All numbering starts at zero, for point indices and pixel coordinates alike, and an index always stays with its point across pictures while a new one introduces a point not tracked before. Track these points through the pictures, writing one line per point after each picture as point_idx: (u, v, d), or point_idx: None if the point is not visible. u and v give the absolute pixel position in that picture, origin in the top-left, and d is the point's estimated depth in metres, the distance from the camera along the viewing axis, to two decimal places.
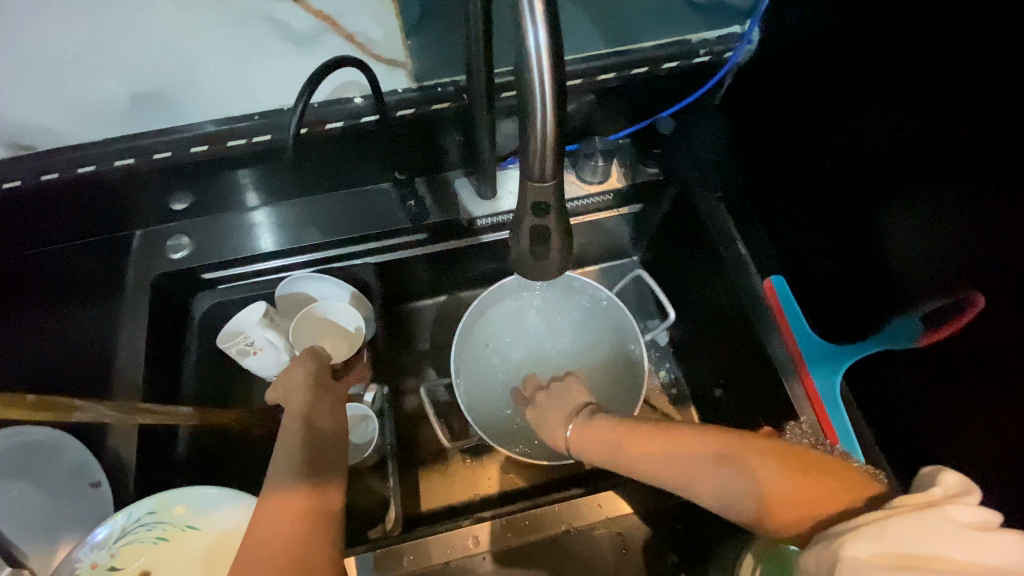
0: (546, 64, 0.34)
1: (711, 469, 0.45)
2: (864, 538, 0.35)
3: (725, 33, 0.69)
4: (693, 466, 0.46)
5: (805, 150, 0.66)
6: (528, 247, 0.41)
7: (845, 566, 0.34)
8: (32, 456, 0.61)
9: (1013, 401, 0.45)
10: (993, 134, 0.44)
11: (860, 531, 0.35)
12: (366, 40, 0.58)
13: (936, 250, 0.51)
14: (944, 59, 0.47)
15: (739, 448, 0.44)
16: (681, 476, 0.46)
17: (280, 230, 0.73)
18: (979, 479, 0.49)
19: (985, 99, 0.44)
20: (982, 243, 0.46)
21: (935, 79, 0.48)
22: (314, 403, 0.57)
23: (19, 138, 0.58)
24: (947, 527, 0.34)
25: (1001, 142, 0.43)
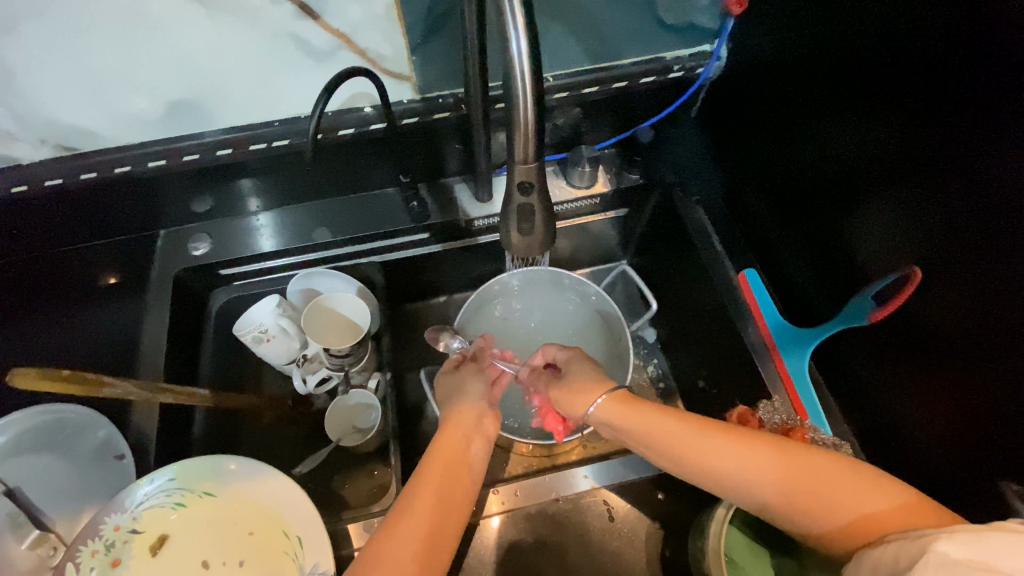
0: (525, 63, 0.40)
1: (810, 476, 0.46)
2: (955, 541, 0.37)
3: (697, 51, 0.76)
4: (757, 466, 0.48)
5: (771, 153, 0.72)
6: (516, 224, 0.48)
7: (932, 557, 0.37)
8: (58, 432, 0.65)
9: (967, 365, 0.50)
10: (930, 129, 0.51)
11: (955, 533, 0.37)
12: (377, 57, 0.65)
13: (889, 234, 0.57)
14: (882, 67, 0.54)
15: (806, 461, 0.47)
16: (770, 478, 0.47)
17: (292, 229, 0.79)
18: (943, 442, 0.54)
19: (919, 99, 0.51)
20: (933, 224, 0.52)
21: (877, 86, 0.56)
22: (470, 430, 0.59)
23: (63, 139, 0.64)
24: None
25: (940, 132, 0.50)
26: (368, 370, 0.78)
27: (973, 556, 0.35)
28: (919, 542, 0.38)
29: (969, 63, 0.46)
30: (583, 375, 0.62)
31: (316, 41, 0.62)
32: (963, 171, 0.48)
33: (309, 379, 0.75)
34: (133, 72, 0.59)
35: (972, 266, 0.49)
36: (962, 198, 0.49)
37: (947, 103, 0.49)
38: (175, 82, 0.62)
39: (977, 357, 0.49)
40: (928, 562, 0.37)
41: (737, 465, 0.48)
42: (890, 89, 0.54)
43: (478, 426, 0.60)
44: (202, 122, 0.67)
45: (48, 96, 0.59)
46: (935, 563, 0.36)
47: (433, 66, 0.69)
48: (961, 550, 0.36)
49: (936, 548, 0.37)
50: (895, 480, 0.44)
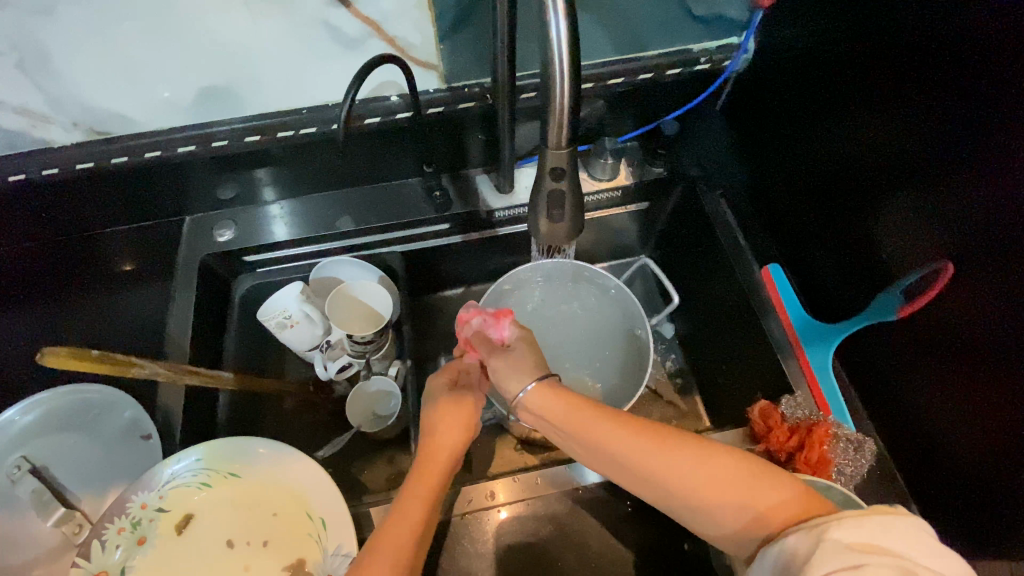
0: (565, 48, 0.40)
1: (712, 467, 0.46)
2: (844, 527, 0.39)
3: (725, 43, 0.76)
4: (681, 464, 0.47)
5: (796, 148, 0.72)
6: (546, 212, 0.48)
7: (829, 545, 0.38)
8: (87, 411, 0.66)
9: (994, 364, 0.50)
10: (963, 124, 0.50)
11: (840, 520, 0.40)
12: (406, 45, 0.65)
13: (912, 231, 0.57)
14: (910, 59, 0.54)
15: (723, 459, 0.47)
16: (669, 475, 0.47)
17: (316, 218, 0.80)
18: (966, 442, 0.54)
19: (952, 91, 0.50)
20: (964, 222, 0.51)
21: (906, 79, 0.55)
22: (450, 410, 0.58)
23: (97, 123, 0.65)
24: (914, 537, 0.38)
25: (973, 128, 0.49)
26: (388, 358, 0.79)
27: (863, 541, 0.38)
28: (814, 532, 0.40)
29: (1003, 53, 0.45)
30: (520, 353, 0.57)
31: (346, 28, 0.62)
32: (994, 167, 0.48)
33: (330, 365, 0.76)
34: (168, 58, 0.60)
35: (1003, 264, 0.48)
36: (990, 192, 0.48)
37: (984, 94, 0.47)
38: (205, 67, 0.62)
39: (1008, 356, 0.48)
40: (823, 551, 0.38)
41: (635, 456, 0.48)
42: (920, 81, 0.53)
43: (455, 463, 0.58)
44: (231, 107, 0.67)
45: (81, 79, 0.60)
46: (832, 550, 0.38)
47: (459, 55, 0.68)
48: (850, 535, 0.39)
49: (830, 536, 0.39)
50: (780, 477, 0.45)
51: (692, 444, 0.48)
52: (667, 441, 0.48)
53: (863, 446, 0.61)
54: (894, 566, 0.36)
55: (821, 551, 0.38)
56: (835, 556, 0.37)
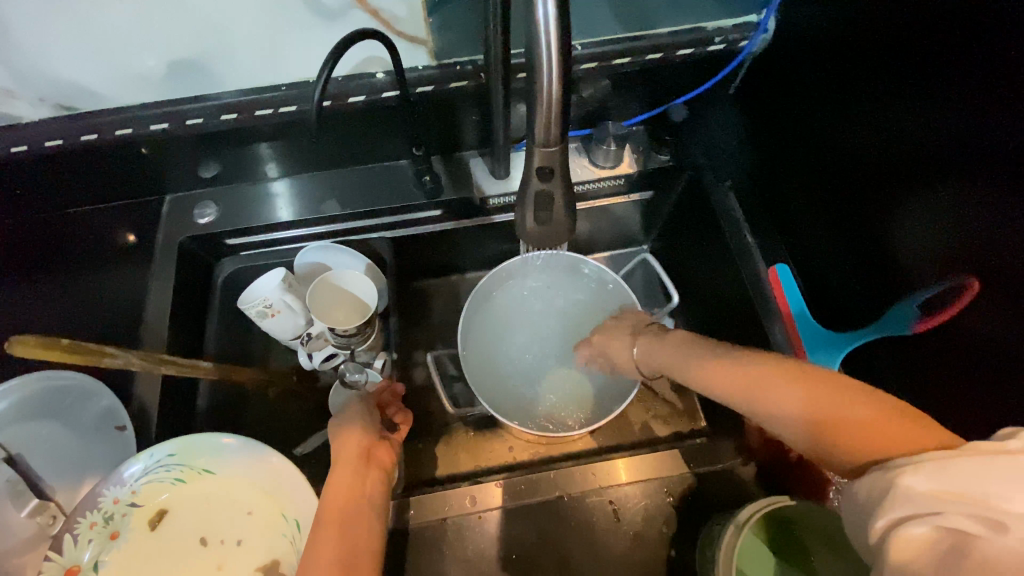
0: (552, 32, 0.35)
1: (796, 389, 0.42)
2: (922, 473, 0.34)
3: (742, 22, 0.69)
4: (762, 386, 0.44)
5: (813, 138, 0.66)
6: (533, 214, 0.44)
7: (899, 491, 0.35)
8: (62, 399, 0.64)
9: (1011, 393, 0.46)
10: (1001, 127, 0.44)
11: (920, 464, 0.35)
12: (390, 17, 0.60)
13: (933, 239, 0.52)
14: (947, 48, 0.48)
15: (820, 382, 0.41)
16: (763, 397, 0.44)
17: (301, 200, 0.76)
18: None
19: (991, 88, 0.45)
20: (992, 234, 0.46)
21: (939, 70, 0.49)
22: (341, 421, 0.59)
23: (64, 99, 0.61)
24: (1016, 477, 0.32)
25: (1010, 132, 0.44)
26: (375, 349, 0.77)
27: (941, 489, 0.33)
28: (888, 474, 0.36)
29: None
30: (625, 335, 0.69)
31: None
32: None
33: (314, 354, 0.75)
34: (132, 28, 0.55)
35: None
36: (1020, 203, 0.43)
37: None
38: (171, 37, 0.57)
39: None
40: (896, 497, 0.35)
41: (713, 381, 0.49)
42: (957, 73, 0.47)
43: (369, 459, 0.56)
44: (205, 83, 0.63)
45: (40, 51, 0.56)
46: (904, 497, 0.34)
47: (450, 30, 0.63)
48: (930, 483, 0.34)
49: (904, 480, 0.35)
50: (893, 399, 0.38)
51: (785, 367, 0.44)
52: (745, 366, 0.46)
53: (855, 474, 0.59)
54: (981, 517, 0.32)
55: (896, 500, 0.35)
56: (908, 507, 0.34)
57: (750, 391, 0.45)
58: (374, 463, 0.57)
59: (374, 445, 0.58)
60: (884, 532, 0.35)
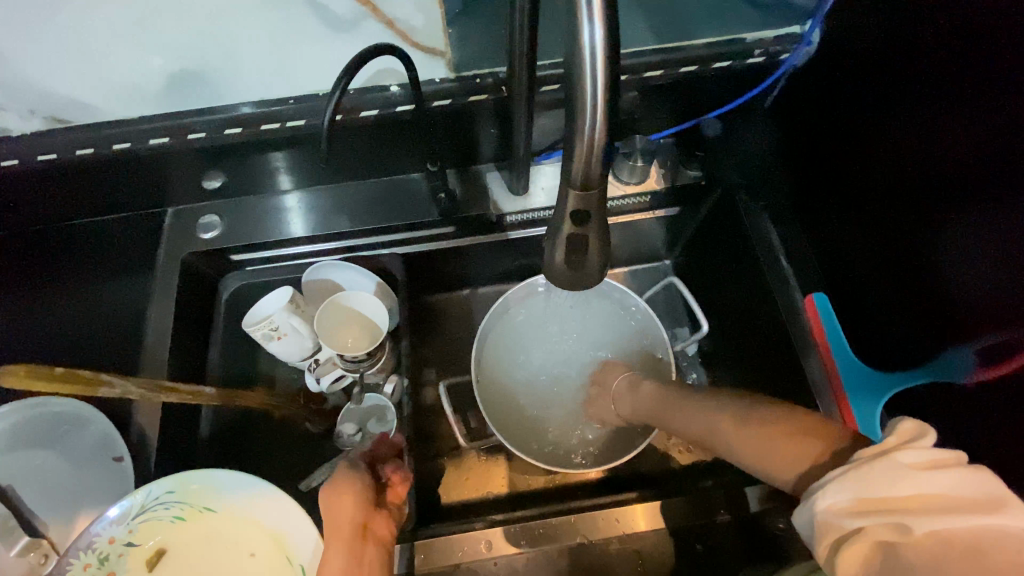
0: (598, 65, 0.31)
1: (730, 426, 0.51)
2: (830, 489, 0.38)
3: (784, 33, 0.64)
4: (709, 427, 0.54)
5: (856, 159, 0.62)
6: (563, 258, 0.39)
7: (822, 517, 0.37)
8: (56, 427, 0.61)
9: None
10: None
11: (830, 482, 0.38)
12: (406, 28, 0.55)
13: (1006, 280, 0.47)
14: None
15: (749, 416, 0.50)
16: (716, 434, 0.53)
17: (309, 215, 0.72)
18: None
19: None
20: None
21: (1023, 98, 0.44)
22: (331, 491, 0.52)
23: (57, 111, 0.58)
24: (895, 470, 0.36)
25: None
26: (385, 372, 0.73)
27: (851, 501, 0.37)
28: (806, 500, 0.39)
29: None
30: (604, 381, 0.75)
31: (335, 8, 0.52)
32: None
33: (323, 378, 0.71)
34: (129, 39, 0.51)
35: None
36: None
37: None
38: (173, 48, 0.53)
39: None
40: (822, 523, 0.37)
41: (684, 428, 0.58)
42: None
43: (365, 535, 0.50)
44: (208, 96, 0.59)
45: (30, 62, 0.52)
46: (827, 518, 0.37)
47: (470, 42, 0.59)
48: (841, 495, 0.37)
49: (817, 504, 0.38)
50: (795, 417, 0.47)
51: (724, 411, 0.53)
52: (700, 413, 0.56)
53: None
54: (894, 524, 0.35)
55: (825, 527, 0.37)
56: (837, 527, 0.36)
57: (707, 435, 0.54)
58: (371, 539, 0.50)
59: (371, 517, 0.51)
60: (828, 559, 0.37)
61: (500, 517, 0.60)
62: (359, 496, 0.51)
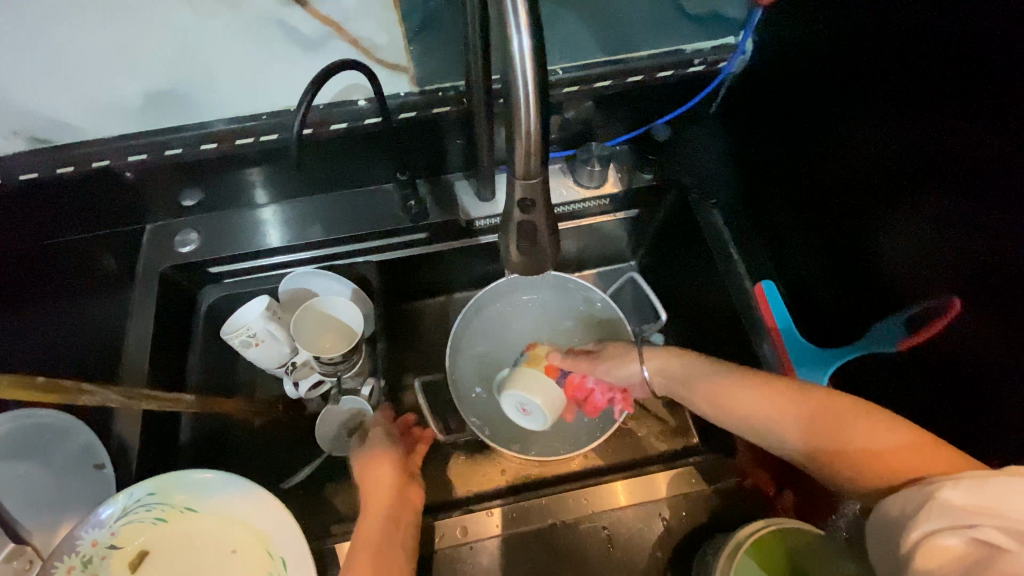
0: (529, 69, 0.35)
1: (821, 414, 0.48)
2: (959, 487, 0.37)
3: (721, 43, 0.70)
4: (785, 412, 0.50)
5: (796, 154, 0.67)
6: (515, 244, 0.43)
7: (935, 504, 0.38)
8: (39, 437, 0.63)
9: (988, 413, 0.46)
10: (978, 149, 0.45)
11: (958, 480, 0.37)
12: (371, 46, 0.60)
13: (919, 258, 0.52)
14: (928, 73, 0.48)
15: (849, 411, 0.47)
16: (790, 421, 0.50)
17: (284, 226, 0.75)
18: None
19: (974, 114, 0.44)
20: (973, 250, 0.46)
21: (922, 94, 0.49)
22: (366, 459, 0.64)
23: (37, 131, 0.60)
24: None
25: (988, 153, 0.44)
26: (363, 375, 0.76)
27: (978, 503, 0.36)
28: (924, 489, 0.39)
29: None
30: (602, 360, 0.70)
31: (303, 28, 0.56)
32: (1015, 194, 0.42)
33: (301, 383, 0.74)
34: (108, 60, 0.55)
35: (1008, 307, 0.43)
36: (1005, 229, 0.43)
37: (1005, 121, 0.42)
38: (150, 68, 0.57)
39: (1006, 406, 0.44)
40: (932, 508, 0.38)
41: (743, 410, 0.53)
42: (938, 98, 0.47)
43: (400, 497, 0.60)
44: (184, 112, 0.62)
45: (11, 84, 0.55)
46: (939, 510, 0.37)
47: (431, 59, 0.63)
48: (965, 497, 0.36)
49: (940, 494, 0.38)
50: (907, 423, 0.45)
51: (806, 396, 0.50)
52: (770, 397, 0.52)
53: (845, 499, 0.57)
54: (1010, 533, 0.34)
55: (936, 509, 0.37)
56: (945, 517, 0.37)
57: (778, 419, 0.51)
58: (407, 501, 0.61)
59: (406, 483, 0.62)
60: (918, 542, 0.37)
61: (482, 507, 0.63)
62: (389, 452, 0.64)
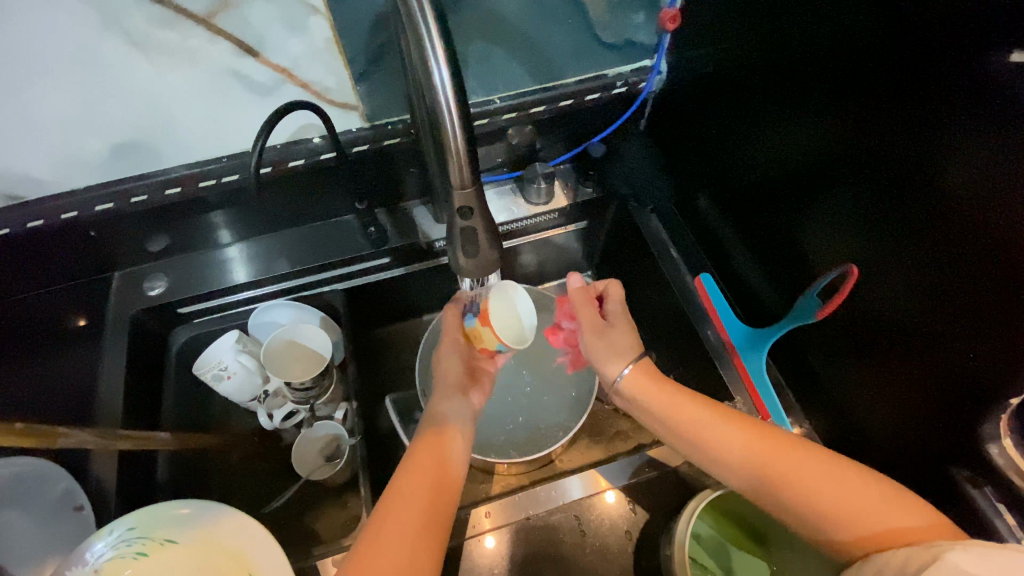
0: (451, 96, 0.41)
1: (821, 473, 0.51)
2: (971, 553, 0.39)
3: (638, 66, 0.79)
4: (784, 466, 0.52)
5: (715, 158, 0.75)
6: (460, 248, 0.48)
7: (945, 566, 0.40)
8: (19, 485, 0.64)
9: (909, 357, 0.54)
10: (865, 133, 0.53)
11: (970, 546, 0.40)
12: (321, 89, 0.66)
13: (844, 243, 0.59)
14: (826, 82, 0.56)
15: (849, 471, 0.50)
16: (786, 473, 0.52)
17: (250, 262, 0.78)
18: (902, 433, 0.56)
19: (869, 114, 0.52)
20: (881, 220, 0.54)
21: (823, 100, 0.57)
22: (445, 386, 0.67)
23: (11, 190, 0.64)
24: None
25: (875, 135, 0.52)
26: (336, 401, 0.79)
27: (988, 571, 0.38)
28: (933, 551, 0.42)
29: (904, 75, 0.47)
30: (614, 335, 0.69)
31: (256, 76, 0.62)
32: (905, 166, 0.50)
33: (274, 413, 0.75)
34: (77, 116, 0.59)
35: (915, 262, 0.51)
36: (915, 211, 0.50)
37: (889, 111, 0.50)
38: (116, 122, 0.61)
39: (936, 354, 0.50)
40: (942, 569, 0.40)
41: (741, 450, 0.55)
42: (839, 103, 0.55)
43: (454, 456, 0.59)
44: (150, 161, 0.66)
45: None
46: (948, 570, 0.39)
47: (378, 96, 0.70)
48: (975, 563, 0.39)
49: (949, 557, 0.40)
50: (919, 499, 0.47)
51: (806, 453, 0.52)
52: (772, 447, 0.54)
53: None
54: None
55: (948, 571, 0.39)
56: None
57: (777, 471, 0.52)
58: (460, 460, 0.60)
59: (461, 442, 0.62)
60: None
61: (478, 506, 0.67)
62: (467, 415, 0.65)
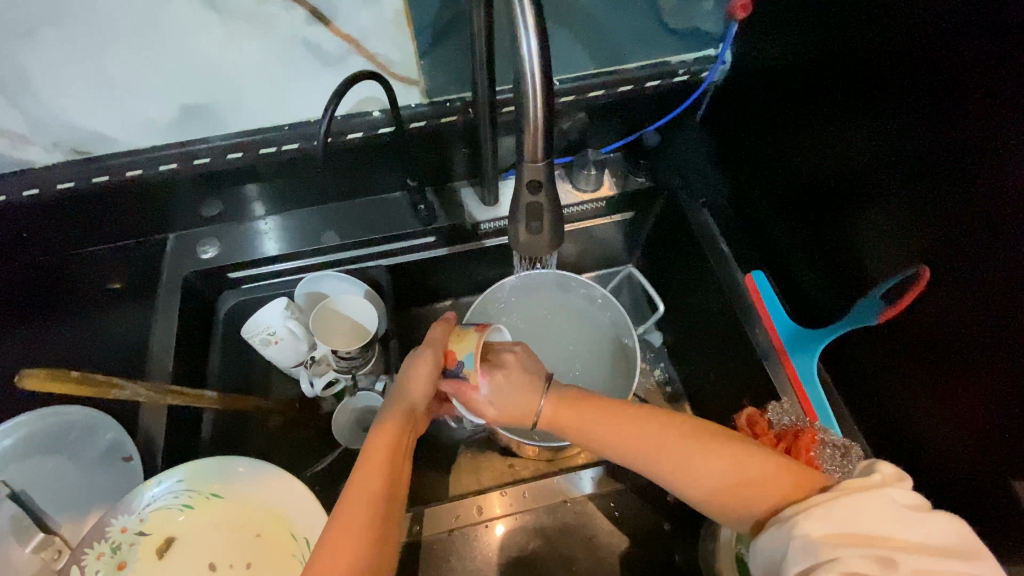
0: (536, 67, 0.41)
1: (702, 452, 0.48)
2: (826, 516, 0.41)
3: (702, 55, 0.78)
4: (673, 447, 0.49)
5: (772, 152, 0.74)
6: (525, 223, 0.49)
7: (803, 538, 0.41)
8: (68, 434, 0.66)
9: (968, 370, 0.52)
10: (933, 132, 0.51)
11: (818, 509, 0.42)
12: (386, 61, 0.66)
13: (909, 246, 0.56)
14: (897, 75, 0.53)
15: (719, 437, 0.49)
16: (679, 458, 0.48)
17: (300, 230, 0.80)
18: (954, 446, 0.55)
19: (938, 112, 0.50)
20: (946, 224, 0.51)
21: (890, 94, 0.54)
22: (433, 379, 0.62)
23: (77, 143, 0.65)
24: (892, 510, 0.41)
25: (947, 133, 0.50)
26: (376, 372, 0.79)
27: (844, 532, 0.41)
28: (789, 523, 0.43)
29: (982, 73, 0.46)
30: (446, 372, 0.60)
31: (325, 45, 0.63)
32: (980, 170, 0.47)
33: (315, 381, 0.76)
34: (149, 75, 0.60)
35: (983, 269, 0.49)
36: (988, 217, 0.48)
37: (963, 108, 0.48)
38: (185, 84, 0.62)
39: (1002, 366, 0.48)
40: (804, 543, 0.41)
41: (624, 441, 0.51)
42: (906, 99, 0.53)
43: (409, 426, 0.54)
44: (212, 125, 0.67)
45: (62, 101, 0.60)
46: (810, 545, 0.41)
47: (440, 71, 0.70)
48: (831, 527, 0.41)
49: (808, 525, 0.42)
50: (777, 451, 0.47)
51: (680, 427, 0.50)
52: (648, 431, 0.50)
53: (850, 451, 0.61)
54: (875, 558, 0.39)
55: (805, 539, 0.41)
56: (811, 544, 0.41)
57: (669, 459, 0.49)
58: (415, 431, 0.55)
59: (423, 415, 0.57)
60: None
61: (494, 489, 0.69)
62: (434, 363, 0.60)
